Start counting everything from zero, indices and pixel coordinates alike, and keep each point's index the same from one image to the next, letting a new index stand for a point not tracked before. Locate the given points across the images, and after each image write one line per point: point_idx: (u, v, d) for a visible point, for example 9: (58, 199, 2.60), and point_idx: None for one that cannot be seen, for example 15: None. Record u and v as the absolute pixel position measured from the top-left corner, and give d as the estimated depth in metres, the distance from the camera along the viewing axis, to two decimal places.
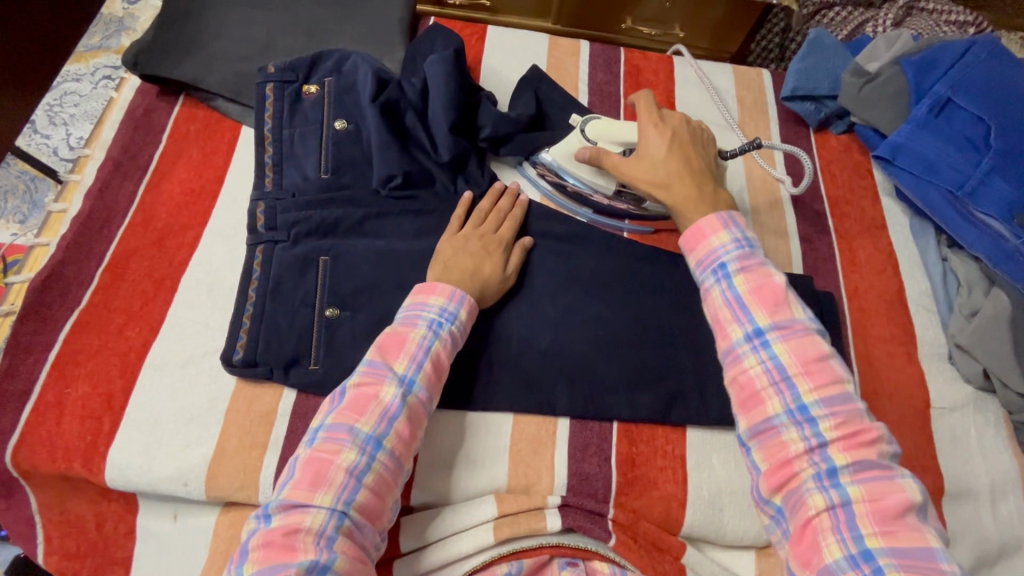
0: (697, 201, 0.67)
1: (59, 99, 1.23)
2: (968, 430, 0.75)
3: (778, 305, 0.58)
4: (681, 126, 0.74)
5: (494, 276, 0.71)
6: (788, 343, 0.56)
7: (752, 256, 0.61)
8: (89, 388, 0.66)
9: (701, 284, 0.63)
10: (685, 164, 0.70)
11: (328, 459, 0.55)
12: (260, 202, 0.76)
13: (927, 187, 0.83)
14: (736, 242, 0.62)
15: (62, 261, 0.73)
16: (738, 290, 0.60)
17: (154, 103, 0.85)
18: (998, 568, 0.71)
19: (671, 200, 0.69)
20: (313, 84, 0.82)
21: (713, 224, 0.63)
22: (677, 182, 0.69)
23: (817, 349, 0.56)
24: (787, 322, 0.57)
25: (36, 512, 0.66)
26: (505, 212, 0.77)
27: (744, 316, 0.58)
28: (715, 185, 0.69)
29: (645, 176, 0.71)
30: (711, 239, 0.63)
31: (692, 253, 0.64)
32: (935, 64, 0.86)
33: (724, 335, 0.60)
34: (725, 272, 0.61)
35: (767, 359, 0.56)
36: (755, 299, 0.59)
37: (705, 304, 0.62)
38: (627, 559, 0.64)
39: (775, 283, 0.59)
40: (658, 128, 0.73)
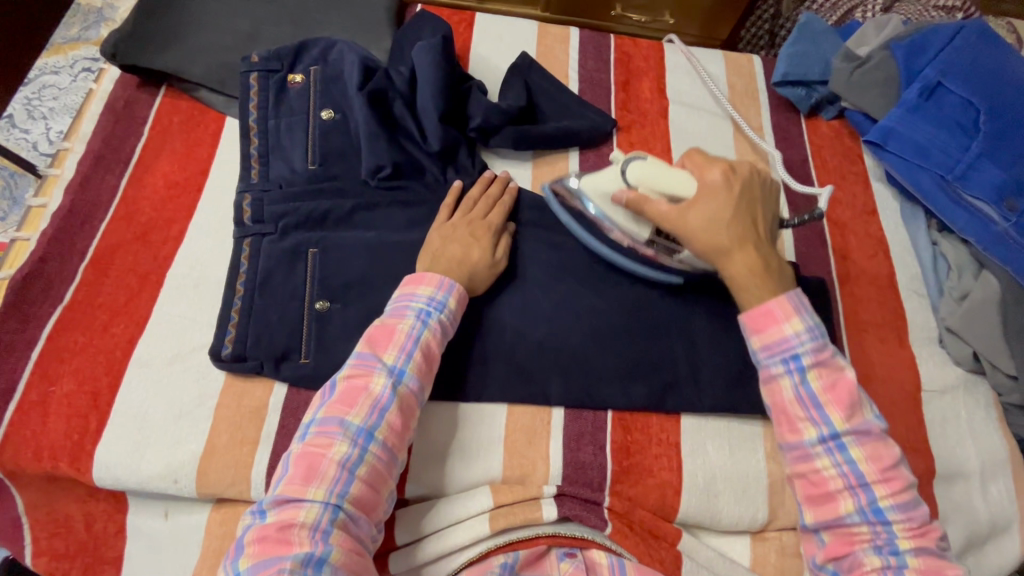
0: (760, 275, 0.60)
1: (38, 93, 1.20)
2: (958, 412, 0.76)
3: (852, 407, 0.57)
4: (748, 185, 0.64)
5: (484, 264, 0.70)
6: (863, 448, 0.56)
7: (828, 350, 0.58)
8: (74, 386, 0.65)
9: (768, 371, 0.59)
10: (750, 230, 0.62)
11: (320, 453, 0.55)
12: (247, 194, 0.75)
13: (918, 172, 0.83)
14: (810, 332, 0.58)
15: (43, 258, 0.71)
16: (811, 387, 0.57)
17: (135, 94, 0.83)
18: (987, 546, 0.72)
19: (729, 268, 0.61)
20: (298, 74, 0.81)
21: (787, 309, 0.58)
22: (739, 250, 0.61)
23: (890, 453, 0.56)
24: (862, 426, 0.56)
25: (23, 513, 0.65)
26: (495, 198, 0.76)
27: (820, 418, 0.57)
28: (777, 255, 0.63)
29: (701, 236, 0.62)
30: (784, 326, 0.58)
31: (758, 337, 0.59)
32: (925, 48, 0.86)
33: (795, 430, 0.58)
34: (798, 366, 0.58)
35: (841, 461, 0.56)
36: (831, 400, 0.57)
37: (770, 392, 0.60)
38: (622, 547, 0.64)
39: (848, 381, 0.57)
40: (726, 180, 0.63)
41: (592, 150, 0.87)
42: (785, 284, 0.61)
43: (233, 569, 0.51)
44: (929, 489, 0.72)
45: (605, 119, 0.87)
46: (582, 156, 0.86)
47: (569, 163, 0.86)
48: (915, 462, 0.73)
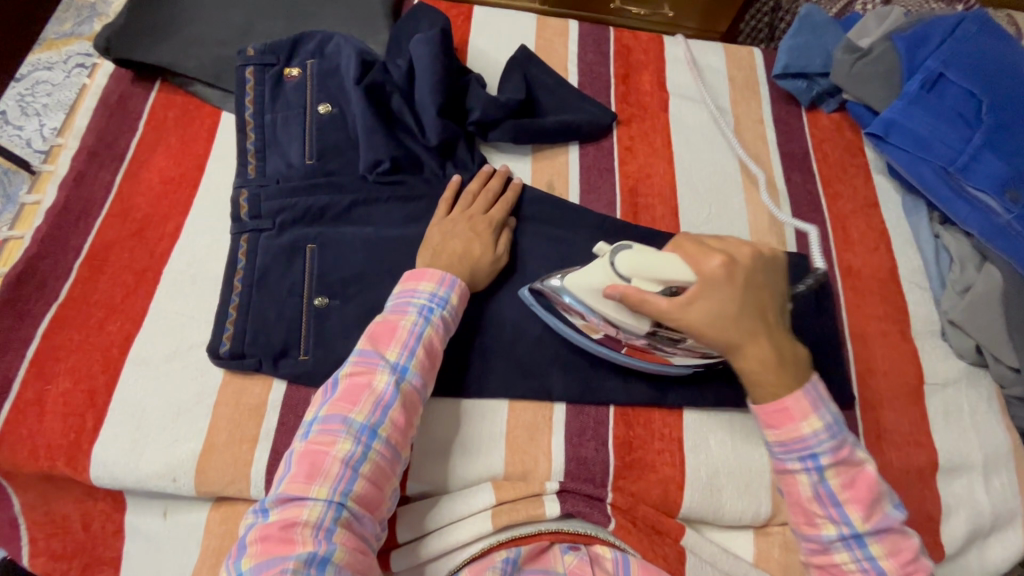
0: (776, 368, 0.56)
1: (30, 90, 1.19)
2: (961, 405, 0.76)
3: (872, 505, 0.55)
4: (748, 269, 0.58)
5: (484, 258, 0.69)
6: (882, 543, 0.55)
7: (847, 447, 0.56)
8: (70, 384, 0.64)
9: (783, 467, 0.57)
10: (760, 320, 0.57)
11: (323, 450, 0.54)
12: (244, 189, 0.74)
13: (920, 165, 0.82)
14: (828, 429, 0.56)
15: (38, 255, 0.70)
16: (830, 485, 0.56)
17: (129, 89, 0.82)
18: (989, 539, 0.72)
19: (744, 362, 0.57)
20: (295, 68, 0.80)
21: (804, 407, 0.56)
22: (752, 343, 0.56)
23: (908, 544, 0.56)
24: (881, 521, 0.55)
25: (19, 513, 0.65)
26: (495, 193, 0.75)
27: (840, 516, 0.56)
28: (788, 339, 0.58)
29: (710, 333, 0.56)
30: (802, 425, 0.56)
31: (775, 434, 0.57)
32: (927, 39, 0.85)
33: (813, 525, 0.57)
34: (817, 465, 0.56)
35: (861, 557, 0.56)
36: (851, 498, 0.55)
37: (786, 485, 0.58)
38: (626, 543, 0.64)
39: (867, 475, 0.56)
40: (728, 272, 0.56)
41: (592, 144, 0.86)
42: (799, 375, 0.57)
43: (236, 568, 0.50)
44: (931, 483, 0.72)
45: (605, 113, 0.86)
46: (582, 150, 0.86)
47: (569, 157, 0.85)
48: (917, 456, 0.73)
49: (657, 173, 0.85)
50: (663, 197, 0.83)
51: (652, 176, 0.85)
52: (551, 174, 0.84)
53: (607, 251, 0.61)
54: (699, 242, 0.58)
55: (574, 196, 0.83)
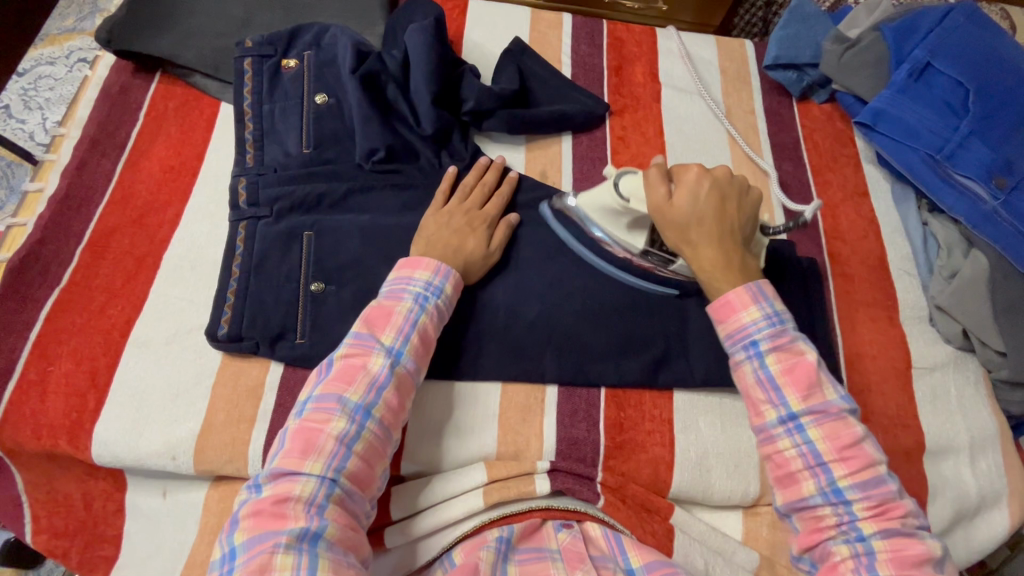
0: (722, 270, 0.63)
1: (34, 84, 1.22)
2: (948, 388, 0.77)
3: (810, 388, 0.57)
4: (721, 180, 0.65)
5: (478, 251, 0.71)
6: (821, 428, 0.57)
7: (785, 335, 0.59)
8: (73, 365, 0.66)
9: (731, 358, 0.61)
10: (719, 228, 0.63)
11: (317, 428, 0.55)
12: (242, 177, 0.75)
13: (908, 153, 0.83)
14: (767, 317, 0.60)
15: (40, 241, 0.72)
16: (770, 370, 0.59)
17: (130, 80, 0.84)
18: (975, 520, 0.74)
19: (695, 261, 0.64)
20: (292, 59, 0.81)
21: (744, 298, 0.61)
22: (706, 245, 0.63)
23: (850, 433, 0.56)
24: (820, 406, 0.57)
25: (22, 491, 0.66)
26: (491, 187, 0.76)
27: (778, 399, 0.58)
28: (741, 250, 0.64)
29: (671, 229, 0.64)
30: (741, 315, 0.61)
31: (721, 326, 0.62)
32: (915, 29, 0.86)
33: (758, 413, 0.59)
34: (757, 351, 0.59)
35: (801, 443, 0.57)
36: (788, 382, 0.58)
37: (735, 377, 0.61)
38: (615, 519, 0.65)
39: (808, 362, 0.58)
40: (698, 180, 0.64)
41: (586, 134, 0.88)
42: (743, 277, 0.62)
43: (228, 543, 0.52)
44: (918, 464, 0.73)
45: (598, 103, 0.88)
46: (575, 140, 0.87)
47: (562, 147, 0.86)
48: (904, 438, 0.74)
49: (649, 162, 0.86)
50: None
51: (644, 165, 0.86)
52: (544, 164, 0.85)
53: (612, 173, 0.70)
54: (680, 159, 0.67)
55: (567, 185, 0.84)
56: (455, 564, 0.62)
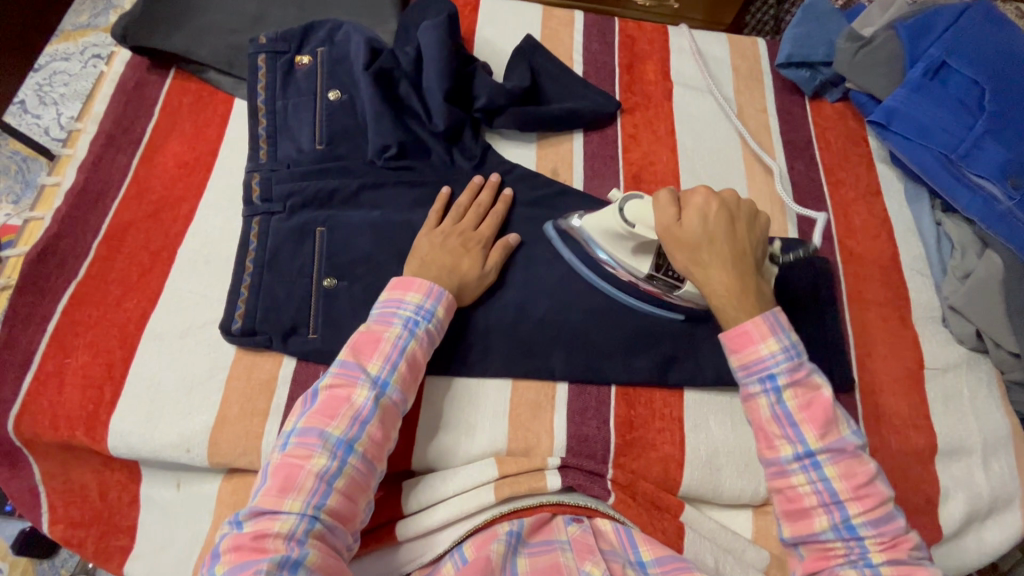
0: (737, 295, 0.61)
1: (48, 79, 1.24)
2: (961, 390, 0.76)
3: (827, 426, 0.58)
4: (730, 201, 0.64)
5: (472, 272, 0.70)
6: (837, 466, 0.57)
7: (803, 370, 0.59)
8: (89, 358, 0.67)
9: (745, 390, 0.61)
10: (732, 249, 0.62)
11: (298, 464, 0.55)
12: (256, 173, 0.76)
13: (923, 152, 0.82)
14: (785, 351, 0.59)
15: (58, 235, 0.73)
16: (787, 406, 0.58)
17: (145, 76, 0.84)
18: (986, 521, 0.73)
19: (708, 284, 0.62)
20: (305, 55, 0.81)
21: (763, 330, 0.59)
22: (718, 269, 0.62)
23: (865, 471, 0.57)
24: (837, 445, 0.57)
25: (39, 481, 0.67)
26: (485, 207, 0.75)
27: (795, 436, 0.58)
28: (754, 273, 0.63)
29: (681, 250, 0.63)
30: (760, 346, 0.59)
31: (736, 357, 0.61)
32: (930, 28, 0.86)
33: (772, 447, 0.59)
34: (774, 386, 0.59)
35: (817, 479, 0.58)
36: (806, 419, 0.58)
37: (749, 410, 0.61)
38: (626, 516, 0.65)
39: (824, 399, 0.58)
40: (707, 201, 0.63)
41: (597, 132, 0.88)
42: (759, 304, 0.61)
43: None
44: (930, 464, 0.73)
45: (610, 101, 0.87)
46: (586, 138, 0.87)
47: (573, 145, 0.86)
48: (915, 439, 0.73)
49: (660, 161, 0.86)
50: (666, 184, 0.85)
51: (655, 164, 0.86)
52: (555, 162, 0.85)
53: (617, 198, 0.69)
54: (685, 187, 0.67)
55: (578, 183, 0.84)
56: (465, 559, 0.62)
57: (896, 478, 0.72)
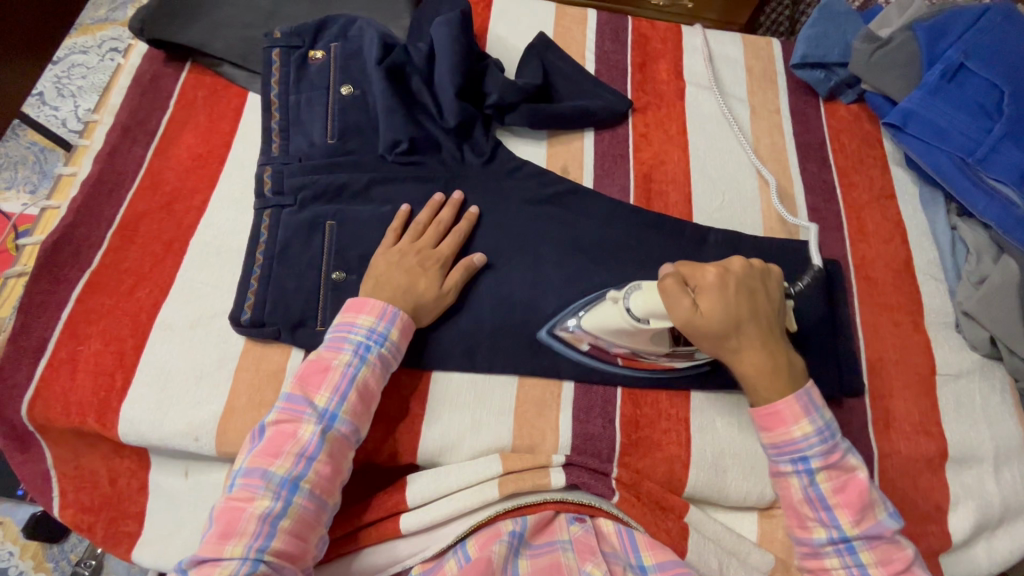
0: (770, 375, 0.61)
1: (67, 72, 1.26)
2: (973, 397, 0.75)
3: (862, 511, 0.59)
4: (741, 275, 0.63)
5: (428, 292, 0.68)
6: (873, 552, 0.58)
7: (837, 452, 0.60)
8: (101, 345, 0.67)
9: (778, 468, 0.62)
10: (756, 327, 0.62)
11: (241, 507, 0.56)
12: (268, 166, 0.76)
13: (938, 155, 0.81)
14: (819, 433, 0.60)
15: (74, 223, 0.74)
16: (821, 488, 0.60)
17: (161, 69, 0.85)
18: (997, 531, 0.72)
19: (740, 366, 0.62)
20: (319, 50, 0.82)
21: (796, 411, 0.60)
22: (749, 350, 0.62)
23: (902, 556, 0.58)
24: (873, 530, 0.58)
25: (51, 466, 0.68)
26: (446, 225, 0.74)
27: (830, 520, 0.59)
28: (783, 345, 0.63)
29: (707, 339, 0.62)
30: (793, 428, 0.60)
31: (768, 435, 0.61)
32: (948, 30, 0.84)
33: (805, 528, 0.61)
34: (808, 468, 0.60)
35: (851, 564, 0.59)
36: (841, 503, 0.59)
37: (780, 487, 0.62)
38: (629, 515, 0.65)
39: (859, 482, 0.59)
40: (719, 279, 0.62)
41: (608, 131, 0.87)
42: (795, 379, 0.62)
43: None
44: (940, 472, 0.72)
45: (621, 100, 0.87)
46: (597, 136, 0.87)
47: (584, 143, 0.86)
48: (926, 446, 0.72)
49: (671, 160, 0.86)
50: (677, 184, 0.84)
51: (666, 163, 0.85)
52: (565, 159, 0.85)
53: (617, 295, 0.65)
54: (688, 262, 0.65)
55: (588, 181, 0.84)
56: (469, 556, 0.62)
57: (904, 485, 0.72)
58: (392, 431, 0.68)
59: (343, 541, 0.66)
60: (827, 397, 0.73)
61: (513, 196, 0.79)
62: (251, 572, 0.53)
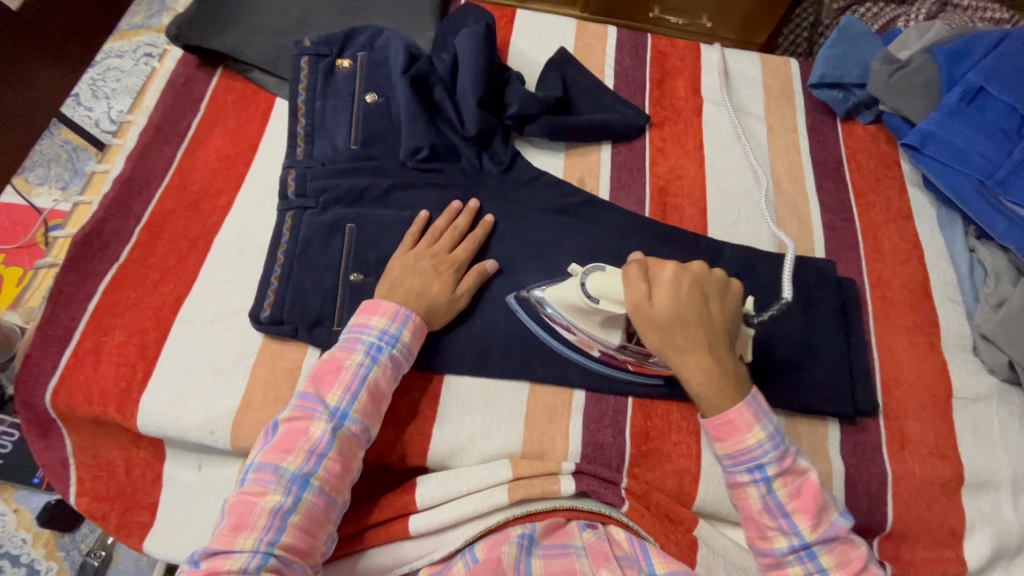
0: (715, 380, 0.60)
1: (102, 75, 1.31)
2: (991, 422, 0.74)
3: (818, 515, 0.58)
4: (698, 275, 0.61)
5: (441, 297, 0.69)
6: (832, 554, 0.58)
7: (790, 458, 0.59)
8: (125, 338, 0.69)
9: (734, 478, 0.60)
10: (705, 329, 0.60)
11: (253, 501, 0.57)
12: (292, 168, 0.78)
13: (955, 177, 0.81)
14: (771, 439, 0.59)
15: (104, 218, 0.76)
16: (778, 496, 0.59)
17: (194, 74, 0.88)
18: (1014, 559, 0.71)
19: (682, 365, 0.60)
20: (346, 59, 0.85)
21: (747, 418, 0.59)
22: (696, 352, 0.60)
23: (858, 554, 0.59)
24: (829, 533, 0.58)
25: (69, 454, 0.69)
26: (463, 230, 0.75)
27: (789, 527, 0.59)
28: (729, 353, 0.62)
29: (654, 333, 0.60)
30: (746, 436, 0.59)
31: (722, 446, 0.60)
32: (968, 53, 0.85)
33: (766, 538, 0.60)
34: (764, 477, 0.59)
35: (813, 570, 0.58)
36: (798, 509, 0.58)
37: (737, 498, 0.61)
38: (639, 525, 0.65)
39: (812, 486, 0.59)
40: (677, 276, 0.60)
41: (625, 144, 0.88)
42: (737, 386, 0.60)
43: None
44: (955, 496, 0.71)
45: (639, 114, 0.88)
46: (614, 149, 0.88)
47: (601, 156, 0.87)
48: (941, 469, 0.71)
49: (687, 175, 0.87)
50: (692, 198, 0.85)
51: (682, 178, 0.86)
52: (582, 171, 0.86)
53: (578, 271, 0.66)
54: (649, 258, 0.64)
55: (604, 193, 0.85)
56: (477, 559, 0.63)
57: (919, 509, 0.70)
58: (404, 433, 0.69)
59: (351, 541, 0.67)
60: (840, 415, 0.73)
61: (530, 206, 0.80)
62: (262, 565, 0.54)
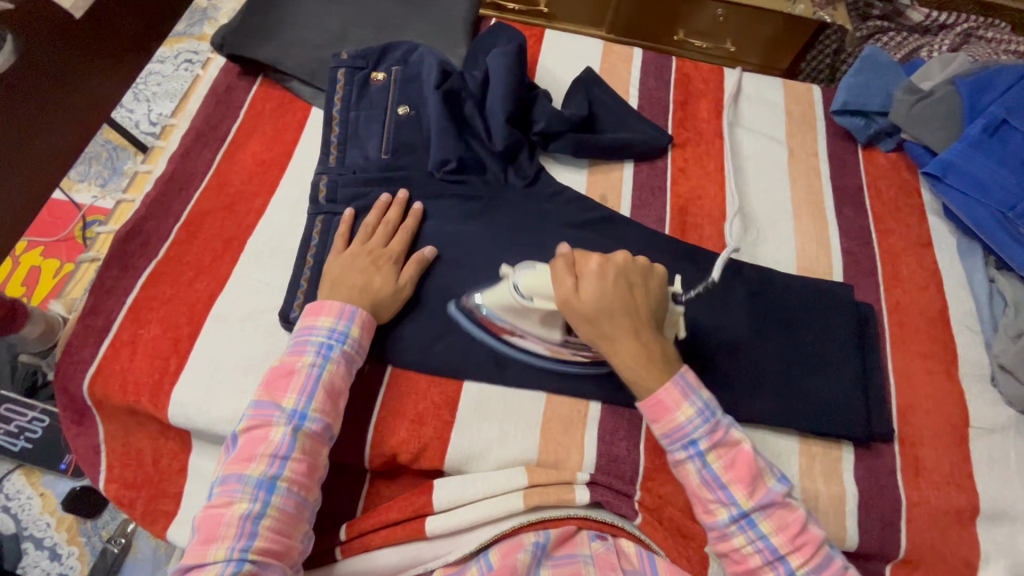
0: (643, 363, 0.62)
1: (144, 79, 1.37)
2: (1008, 452, 0.74)
3: (753, 482, 0.61)
4: (620, 265, 0.64)
5: (384, 289, 0.71)
6: (771, 520, 0.61)
7: (720, 429, 0.62)
8: (159, 331, 0.72)
9: (673, 457, 0.63)
10: (630, 317, 0.63)
11: (221, 512, 0.59)
12: (325, 175, 0.81)
13: (975, 207, 0.82)
14: (700, 413, 0.62)
15: (145, 216, 0.80)
16: (712, 468, 0.62)
17: (235, 82, 0.92)
18: None
19: (612, 352, 0.63)
20: (381, 72, 0.88)
21: (676, 397, 0.62)
22: (623, 339, 0.63)
23: (797, 517, 0.61)
24: (764, 499, 0.61)
25: (102, 441, 0.72)
26: (394, 224, 0.77)
27: (727, 498, 0.61)
28: (658, 336, 0.64)
29: (583, 324, 0.63)
30: (677, 414, 0.62)
31: (658, 426, 0.63)
32: (991, 86, 0.86)
33: (708, 511, 0.62)
34: (698, 451, 0.62)
35: (755, 537, 0.61)
36: (733, 479, 0.61)
37: (680, 476, 0.64)
38: (651, 539, 0.66)
39: (745, 454, 0.62)
40: (600, 267, 0.63)
41: (647, 163, 0.90)
42: (665, 369, 0.63)
43: None
44: (969, 525, 0.71)
45: (662, 135, 0.90)
46: (637, 168, 0.90)
47: (623, 173, 0.89)
48: (955, 498, 0.71)
49: (708, 195, 0.88)
50: (712, 218, 0.86)
51: (703, 198, 0.88)
52: (605, 188, 0.88)
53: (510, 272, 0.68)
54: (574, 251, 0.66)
55: (626, 210, 0.87)
56: (491, 565, 0.65)
57: (932, 536, 0.70)
58: (422, 437, 0.70)
59: (364, 540, 0.68)
60: (854, 439, 0.73)
61: (552, 220, 0.82)
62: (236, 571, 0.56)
